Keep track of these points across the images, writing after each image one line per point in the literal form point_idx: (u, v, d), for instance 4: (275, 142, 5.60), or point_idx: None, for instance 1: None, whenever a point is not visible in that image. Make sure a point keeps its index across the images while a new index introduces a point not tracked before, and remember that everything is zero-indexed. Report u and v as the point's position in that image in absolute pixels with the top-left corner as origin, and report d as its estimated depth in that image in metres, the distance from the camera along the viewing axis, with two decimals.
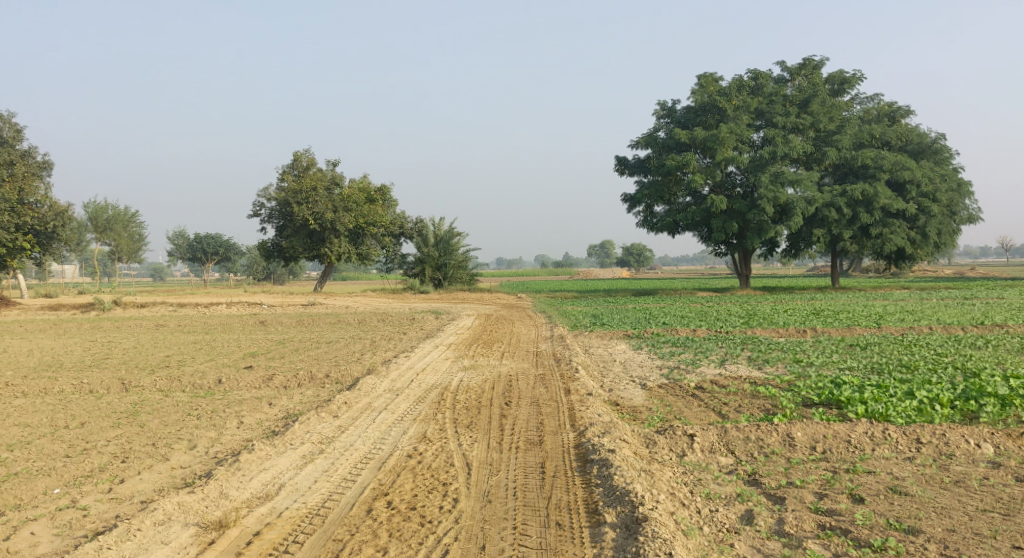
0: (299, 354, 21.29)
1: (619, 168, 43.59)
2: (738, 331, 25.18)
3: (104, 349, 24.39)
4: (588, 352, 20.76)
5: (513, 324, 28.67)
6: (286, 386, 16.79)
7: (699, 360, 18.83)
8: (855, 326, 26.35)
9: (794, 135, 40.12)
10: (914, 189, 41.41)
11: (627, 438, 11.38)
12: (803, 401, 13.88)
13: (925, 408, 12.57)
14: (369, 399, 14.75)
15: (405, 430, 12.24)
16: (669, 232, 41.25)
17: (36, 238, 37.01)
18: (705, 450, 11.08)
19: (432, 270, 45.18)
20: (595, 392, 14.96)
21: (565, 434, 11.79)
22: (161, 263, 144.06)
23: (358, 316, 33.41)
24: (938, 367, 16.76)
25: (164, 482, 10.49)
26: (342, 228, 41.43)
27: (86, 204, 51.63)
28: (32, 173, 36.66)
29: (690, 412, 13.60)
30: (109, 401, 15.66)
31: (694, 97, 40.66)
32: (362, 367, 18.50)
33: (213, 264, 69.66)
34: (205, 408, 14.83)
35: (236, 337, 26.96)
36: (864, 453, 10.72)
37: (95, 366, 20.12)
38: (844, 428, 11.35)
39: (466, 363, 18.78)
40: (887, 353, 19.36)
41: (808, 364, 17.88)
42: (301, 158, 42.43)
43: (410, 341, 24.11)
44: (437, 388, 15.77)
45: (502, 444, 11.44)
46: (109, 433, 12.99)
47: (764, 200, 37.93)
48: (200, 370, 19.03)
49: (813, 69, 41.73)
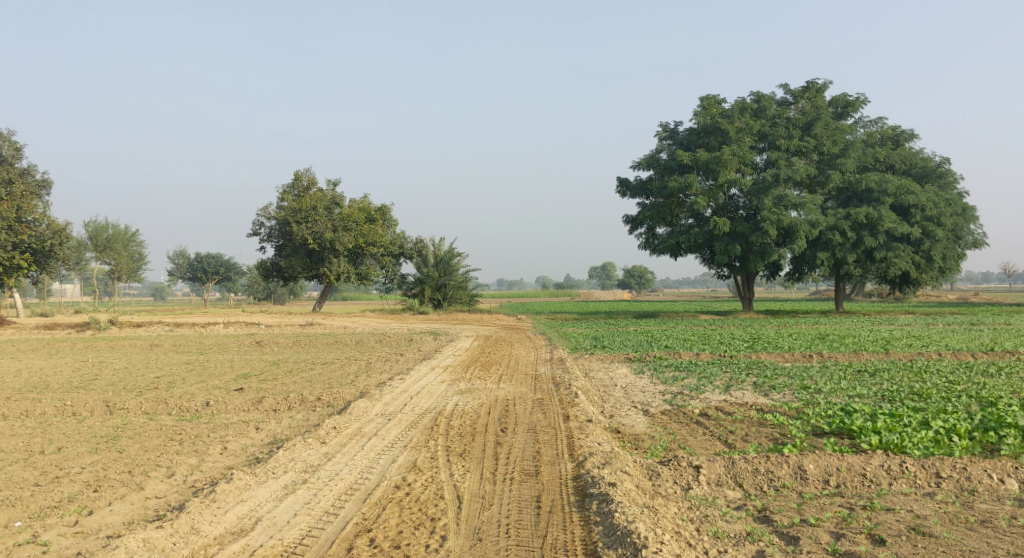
0: (292, 376, 20.62)
1: (622, 189, 43.11)
2: (742, 355, 24.51)
3: (94, 370, 23.72)
4: (589, 376, 20.08)
5: (513, 346, 27.99)
6: (276, 410, 16.16)
7: (703, 385, 18.17)
8: (863, 351, 25.63)
9: (797, 158, 39.74)
10: (920, 214, 40.60)
11: (629, 470, 10.74)
12: (812, 430, 13.30)
13: (942, 439, 11.95)
14: (360, 424, 14.14)
15: (395, 459, 11.62)
16: (671, 254, 40.60)
17: (34, 257, 36.46)
18: (712, 483, 10.46)
19: (431, 290, 44.58)
20: (595, 419, 14.30)
21: (563, 465, 11.16)
22: (162, 285, 143.25)
23: (356, 336, 32.78)
24: (951, 396, 16.17)
25: (136, 514, 9.88)
26: (341, 248, 40.87)
27: (87, 224, 51.24)
28: (30, 192, 36.19)
29: (694, 441, 13.00)
30: (90, 425, 15.04)
31: (697, 119, 40.38)
32: (356, 390, 17.84)
33: (213, 284, 69.16)
34: (189, 433, 14.21)
35: (230, 358, 26.33)
36: (882, 489, 10.08)
37: (82, 387, 19.48)
38: (858, 460, 10.69)
39: (462, 386, 18.14)
40: (896, 380, 18.73)
41: (816, 392, 17.21)
42: (302, 178, 42.03)
43: (406, 362, 23.48)
44: (431, 412, 15.15)
45: (496, 475, 10.80)
46: (85, 459, 12.37)
47: (767, 222, 37.43)
48: (189, 392, 18.38)
49: (817, 92, 41.46)
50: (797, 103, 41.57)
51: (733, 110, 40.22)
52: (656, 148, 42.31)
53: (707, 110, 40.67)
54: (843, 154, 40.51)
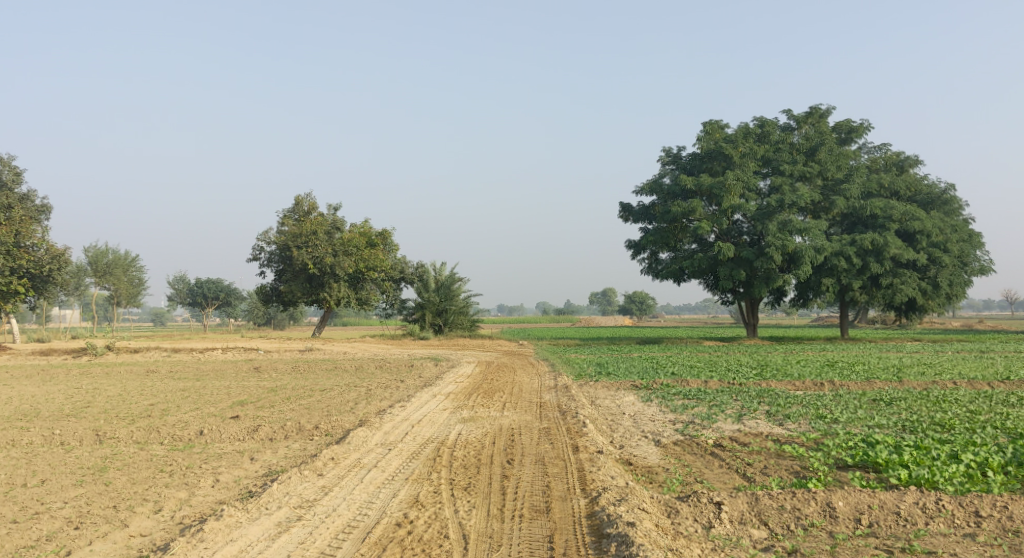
0: (289, 404, 19.92)
1: (623, 214, 42.65)
2: (752, 383, 23.80)
3: (86, 397, 23.07)
4: (595, 404, 19.37)
5: (515, 372, 27.23)
6: (272, 439, 15.51)
7: (714, 414, 17.46)
8: (876, 380, 24.87)
9: (801, 184, 39.25)
10: (925, 239, 40.10)
11: (646, 507, 10.05)
12: (835, 462, 12.63)
13: (976, 474, 11.33)
14: (358, 454, 13.48)
15: (396, 493, 10.94)
16: (674, 280, 40.00)
17: (31, 283, 35.77)
18: (735, 521, 9.78)
19: (432, 315, 43.91)
20: (605, 450, 13.61)
21: (575, 501, 10.50)
22: (162, 309, 142.85)
23: (355, 362, 32.10)
24: (975, 427, 15.50)
25: (117, 555, 9.33)
26: (341, 272, 40.25)
27: (86, 249, 50.77)
28: (30, 217, 35.67)
29: (711, 474, 12.34)
30: (77, 456, 14.37)
31: (700, 144, 40.04)
32: (355, 418, 17.16)
33: (213, 309, 68.58)
34: (180, 464, 13.55)
35: (227, 384, 25.67)
36: (919, 529, 9.44)
37: (72, 415, 18.83)
38: (892, 497, 10.04)
39: (464, 414, 17.42)
40: (915, 409, 18.02)
41: (833, 421, 16.53)
42: (302, 203, 41.62)
43: (406, 389, 22.79)
44: (432, 442, 14.48)
45: (505, 512, 10.14)
46: (69, 493, 11.71)
47: (771, 248, 36.85)
48: (182, 421, 17.71)
49: (819, 118, 41.01)
50: (800, 129, 40.95)
51: (737, 135, 39.86)
52: (659, 173, 41.87)
53: (710, 135, 40.33)
54: (847, 180, 39.99)
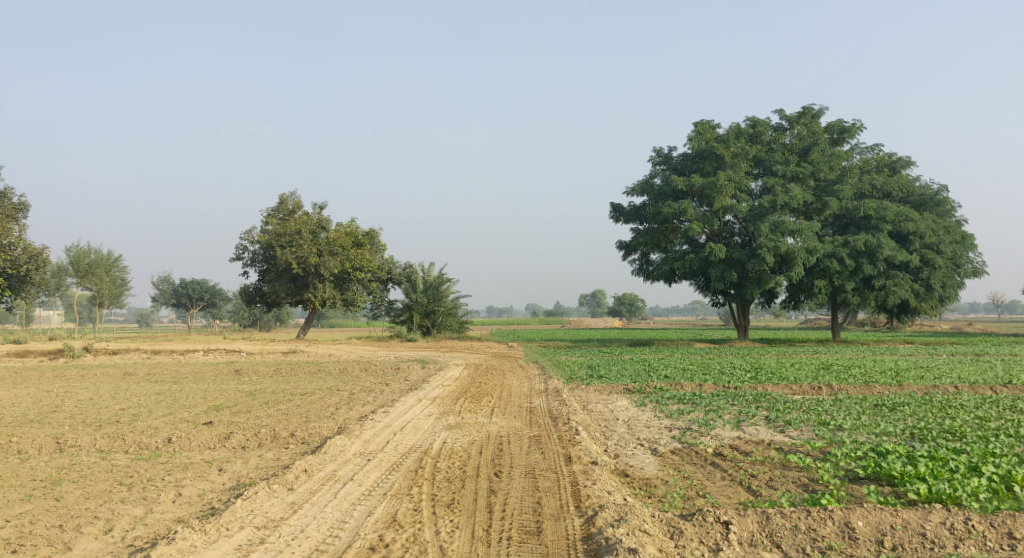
0: (267, 409, 18.85)
1: (614, 215, 41.78)
2: (749, 386, 22.95)
3: (56, 401, 21.93)
4: (587, 409, 18.41)
5: (504, 375, 26.26)
6: (244, 447, 14.51)
7: (712, 420, 16.52)
8: (876, 383, 23.94)
9: (794, 184, 38.43)
10: (918, 241, 39.34)
11: (647, 528, 9.17)
12: (845, 474, 11.75)
13: (1000, 489, 10.52)
14: (334, 466, 12.48)
15: (372, 511, 9.99)
16: (665, 281, 39.16)
17: (8, 282, 34.48)
18: (744, 543, 8.90)
19: (419, 317, 42.90)
20: (600, 462, 12.64)
21: (569, 520, 9.60)
22: (146, 309, 140.84)
23: (340, 365, 31.04)
24: (988, 435, 14.67)
25: None
26: (326, 272, 39.25)
27: (68, 249, 49.47)
28: (7, 216, 34.36)
29: (713, 488, 11.40)
30: (32, 466, 13.35)
31: (692, 144, 39.22)
32: (334, 425, 16.17)
33: (198, 310, 67.04)
34: (142, 475, 12.54)
35: (205, 388, 24.55)
36: (947, 553, 8.58)
37: (37, 421, 17.71)
38: (915, 516, 9.15)
39: (450, 421, 16.45)
40: (921, 416, 17.12)
41: (837, 428, 15.63)
42: (286, 201, 40.57)
43: (391, 393, 21.79)
44: (415, 451, 13.55)
45: (491, 534, 9.26)
46: (14, 509, 10.73)
47: (763, 249, 35.98)
48: (151, 427, 16.67)
49: (812, 118, 40.17)
50: (793, 129, 40.20)
51: (729, 135, 39.12)
52: (650, 174, 41.02)
53: (701, 134, 39.49)
54: (840, 181, 39.18)
